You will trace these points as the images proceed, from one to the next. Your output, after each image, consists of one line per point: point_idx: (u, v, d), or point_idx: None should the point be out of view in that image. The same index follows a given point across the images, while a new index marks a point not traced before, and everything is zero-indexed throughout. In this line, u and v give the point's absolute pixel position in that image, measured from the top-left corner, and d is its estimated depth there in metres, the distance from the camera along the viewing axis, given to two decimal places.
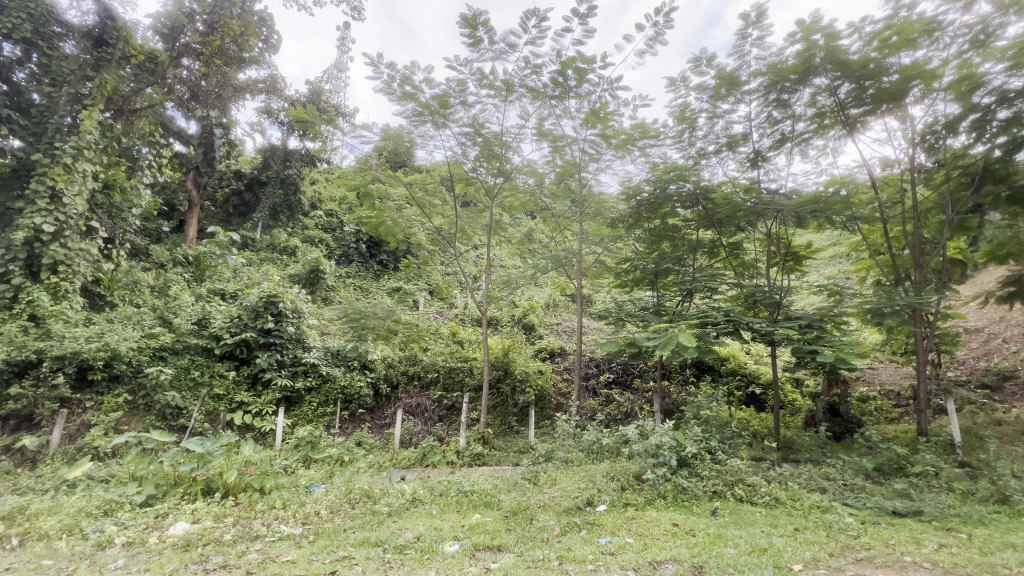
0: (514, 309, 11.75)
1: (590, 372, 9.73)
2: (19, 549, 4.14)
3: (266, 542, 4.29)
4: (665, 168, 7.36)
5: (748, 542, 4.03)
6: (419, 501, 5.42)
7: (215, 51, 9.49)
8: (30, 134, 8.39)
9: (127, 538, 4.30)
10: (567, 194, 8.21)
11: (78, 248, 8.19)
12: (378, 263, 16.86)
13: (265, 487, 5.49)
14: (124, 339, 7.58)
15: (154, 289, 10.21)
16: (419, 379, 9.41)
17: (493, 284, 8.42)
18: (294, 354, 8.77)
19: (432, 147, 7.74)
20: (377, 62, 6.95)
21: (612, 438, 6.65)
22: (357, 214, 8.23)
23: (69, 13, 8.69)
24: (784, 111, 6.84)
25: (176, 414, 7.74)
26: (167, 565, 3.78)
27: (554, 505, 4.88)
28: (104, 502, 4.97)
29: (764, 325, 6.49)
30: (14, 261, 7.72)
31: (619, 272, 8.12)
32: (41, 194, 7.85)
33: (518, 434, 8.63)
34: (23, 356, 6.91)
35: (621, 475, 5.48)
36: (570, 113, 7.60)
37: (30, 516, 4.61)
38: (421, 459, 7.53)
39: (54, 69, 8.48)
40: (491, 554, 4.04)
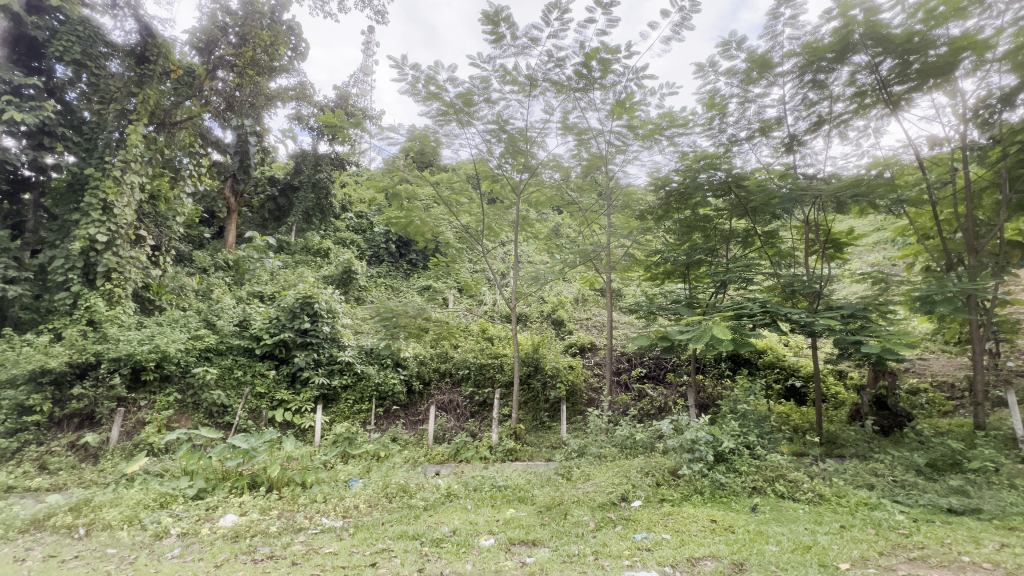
0: (543, 305, 11.71)
1: (622, 366, 9.61)
2: (86, 538, 4.45)
3: (309, 534, 4.45)
4: (695, 156, 7.14)
5: (791, 539, 3.92)
6: (454, 496, 5.51)
7: (247, 61, 9.76)
8: (83, 150, 8.94)
9: (181, 528, 4.54)
10: (594, 186, 8.10)
11: (128, 256, 8.68)
12: (407, 262, 17.23)
13: (306, 481, 5.70)
14: (171, 341, 7.98)
15: (198, 292, 10.70)
16: (451, 376, 9.53)
17: (521, 280, 8.42)
18: (330, 352, 9.00)
19: (457, 145, 7.82)
20: (402, 64, 7.04)
21: (646, 433, 6.57)
22: (385, 215, 8.35)
23: (114, 34, 9.20)
24: (820, 92, 6.56)
25: (221, 412, 8.08)
26: (219, 555, 3.97)
27: (588, 500, 4.88)
28: (159, 494, 5.27)
29: (805, 315, 6.22)
30: (73, 270, 8.25)
31: (648, 264, 7.99)
32: (94, 206, 8.35)
33: (550, 430, 8.65)
34: (84, 359, 7.41)
35: (656, 471, 5.40)
36: (596, 105, 7.52)
37: (95, 507, 4.95)
38: (455, 455, 7.63)
39: (102, 87, 9.00)
40: (526, 548, 4.07)
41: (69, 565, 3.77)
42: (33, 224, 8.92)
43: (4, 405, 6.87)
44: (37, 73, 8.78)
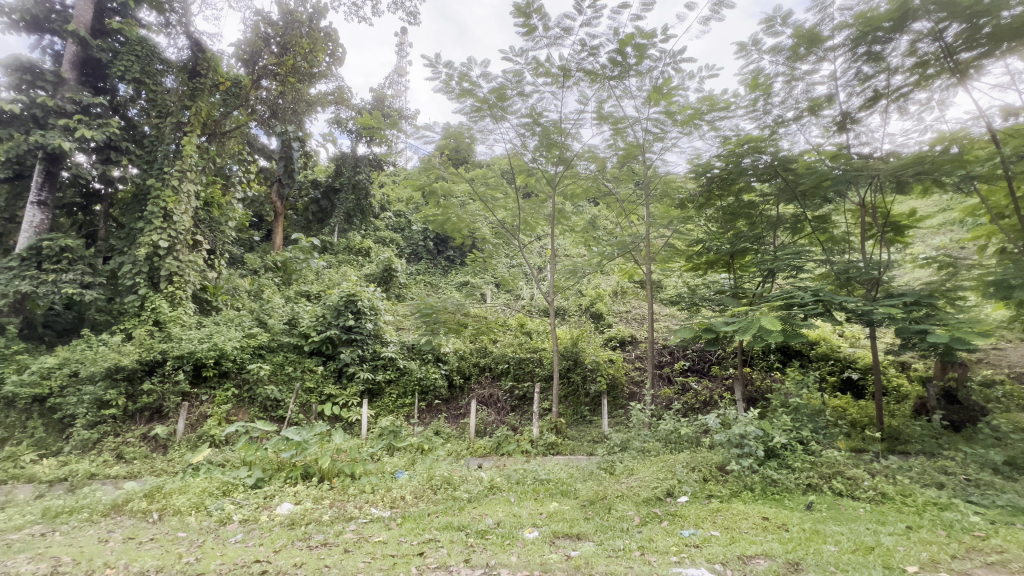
0: (582, 298, 11.59)
1: (664, 360, 9.42)
2: (159, 522, 4.81)
3: (360, 523, 4.62)
4: (738, 139, 6.83)
5: (851, 539, 3.72)
6: (497, 488, 5.57)
7: (289, 70, 10.28)
8: (144, 162, 9.56)
9: (242, 515, 4.82)
10: (631, 176, 7.92)
11: (187, 260, 9.26)
12: (445, 259, 17.98)
13: (355, 472, 5.92)
14: (228, 340, 8.46)
15: (250, 293, 11.27)
16: (491, 370, 9.63)
17: (558, 274, 8.37)
18: (373, 348, 9.27)
19: (492, 140, 7.84)
20: (435, 62, 7.12)
21: (691, 427, 6.42)
22: (423, 213, 8.47)
23: (168, 51, 9.80)
24: (876, 64, 6.13)
25: (275, 406, 8.46)
26: (277, 541, 4.19)
27: (633, 495, 4.82)
28: (222, 483, 5.62)
29: (862, 303, 5.84)
30: (139, 274, 8.87)
31: (690, 254, 7.76)
32: (156, 215, 8.94)
33: (591, 424, 8.59)
34: (151, 357, 7.97)
35: (703, 467, 5.26)
36: (631, 92, 7.36)
37: (165, 494, 5.33)
38: (496, 448, 7.71)
39: (160, 103, 9.60)
40: (570, 542, 4.06)
41: (145, 547, 4.08)
42: (104, 233, 9.67)
43: (86, 399, 7.44)
44: (103, 93, 9.54)
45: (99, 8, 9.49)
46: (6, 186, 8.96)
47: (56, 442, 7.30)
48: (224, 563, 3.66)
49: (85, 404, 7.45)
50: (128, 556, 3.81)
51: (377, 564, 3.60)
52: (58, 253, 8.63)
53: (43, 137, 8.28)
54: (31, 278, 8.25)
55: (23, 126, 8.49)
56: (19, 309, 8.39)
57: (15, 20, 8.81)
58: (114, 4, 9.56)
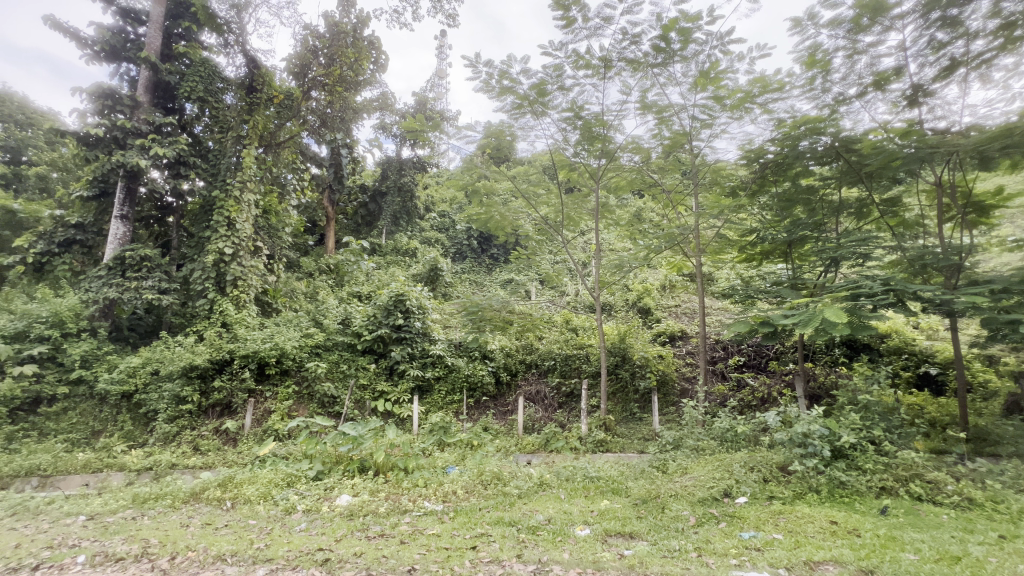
0: (628, 293, 11.37)
1: (717, 355, 9.11)
2: (233, 509, 5.18)
3: (414, 516, 4.75)
4: (795, 121, 6.43)
5: (932, 548, 3.44)
6: (547, 484, 5.58)
7: (336, 79, 10.81)
8: (209, 174, 10.26)
9: (306, 505, 5.09)
10: (677, 166, 7.72)
11: (249, 265, 9.87)
12: (489, 257, 18.46)
13: (408, 466, 6.12)
14: (288, 339, 8.98)
15: (307, 294, 11.86)
16: (537, 367, 9.64)
17: (604, 268, 8.24)
18: (422, 346, 9.52)
19: (533, 137, 7.83)
20: (476, 62, 7.18)
21: (748, 425, 6.15)
22: (467, 213, 8.56)
23: (228, 70, 10.47)
24: (952, 30, 5.60)
25: (332, 402, 8.84)
26: (338, 530, 4.40)
27: (687, 494, 4.68)
28: (287, 474, 5.97)
29: (941, 292, 5.34)
30: (209, 280, 9.54)
31: (743, 245, 7.42)
32: (221, 223, 9.57)
33: (641, 422, 8.41)
34: (221, 356, 8.56)
35: (762, 466, 5.02)
36: (676, 79, 7.15)
37: (237, 483, 5.73)
38: (545, 445, 7.71)
39: (222, 119, 10.28)
40: (623, 541, 4.00)
41: (221, 532, 4.40)
42: (177, 242, 10.48)
43: (166, 395, 8.10)
44: (173, 112, 10.34)
45: (167, 34, 10.28)
46: (94, 203, 9.90)
47: (142, 434, 8.00)
48: (291, 549, 3.87)
49: (165, 400, 8.10)
50: (206, 540, 4.13)
51: (431, 556, 3.70)
52: (139, 262, 9.44)
53: (123, 156, 9.06)
54: (116, 285, 9.07)
55: (106, 148, 9.34)
56: (108, 313, 9.25)
57: (97, 51, 9.70)
58: (179, 30, 10.32)
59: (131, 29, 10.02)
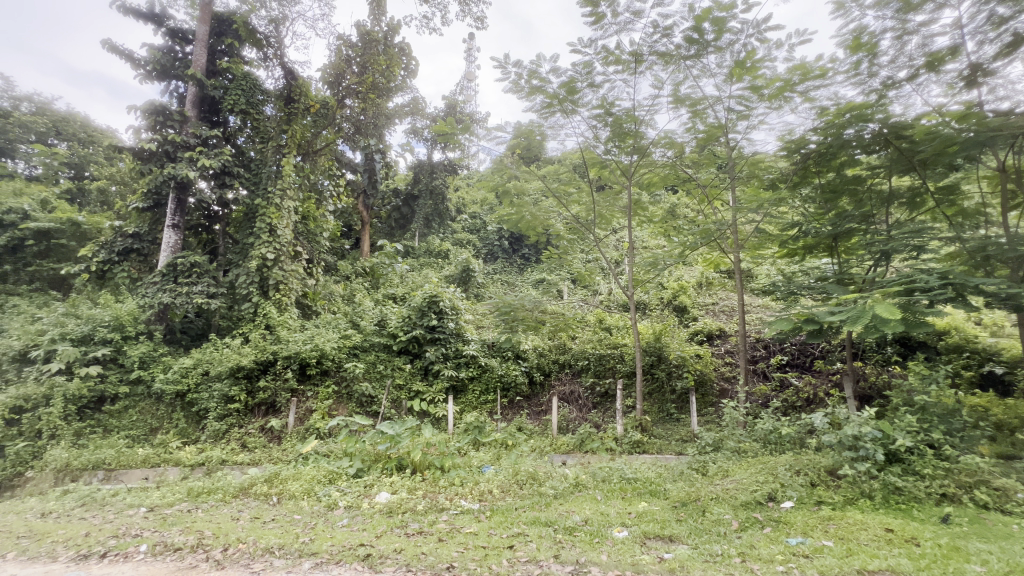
0: (663, 291, 11.15)
1: (757, 354, 8.84)
2: (280, 503, 5.40)
3: (451, 514, 4.82)
4: (839, 109, 6.11)
5: (1001, 559, 3.21)
6: (582, 485, 5.53)
7: (369, 87, 11.23)
8: (251, 183, 10.72)
9: (347, 502, 5.24)
10: (712, 160, 7.52)
11: (290, 269, 10.26)
12: (521, 257, 18.44)
13: (445, 465, 6.21)
14: (327, 340, 9.29)
15: (345, 297, 12.22)
16: (571, 367, 9.59)
17: (638, 267, 8.11)
18: (456, 347, 9.63)
19: (563, 135, 7.77)
20: (505, 63, 7.21)
21: (793, 427, 5.92)
22: (498, 214, 8.60)
23: (268, 83, 10.92)
24: (1015, 4, 5.17)
25: (369, 401, 9.06)
26: (379, 527, 4.50)
27: (730, 498, 4.55)
28: (329, 472, 6.16)
29: (1005, 285, 5.03)
30: (253, 284, 9.98)
31: (784, 239, 7.12)
32: (263, 230, 9.98)
33: (679, 423, 8.23)
34: (265, 357, 8.93)
35: (809, 470, 4.81)
36: (711, 71, 6.97)
37: (282, 479, 5.97)
38: (580, 446, 7.64)
39: (263, 130, 10.74)
40: (662, 544, 3.92)
41: (269, 526, 4.59)
42: (223, 248, 11.00)
43: (216, 395, 8.51)
44: (217, 125, 10.86)
45: (212, 52, 10.81)
46: (149, 213, 10.52)
47: (195, 431, 8.43)
48: (334, 544, 3.99)
49: (215, 399, 8.52)
50: (255, 533, 4.31)
51: (469, 554, 3.74)
52: (189, 269, 9.97)
53: (174, 168, 9.58)
54: (170, 290, 9.61)
55: (159, 161, 9.90)
56: (162, 317, 9.81)
57: (149, 71, 10.32)
58: (223, 47, 10.84)
59: (179, 48, 10.60)
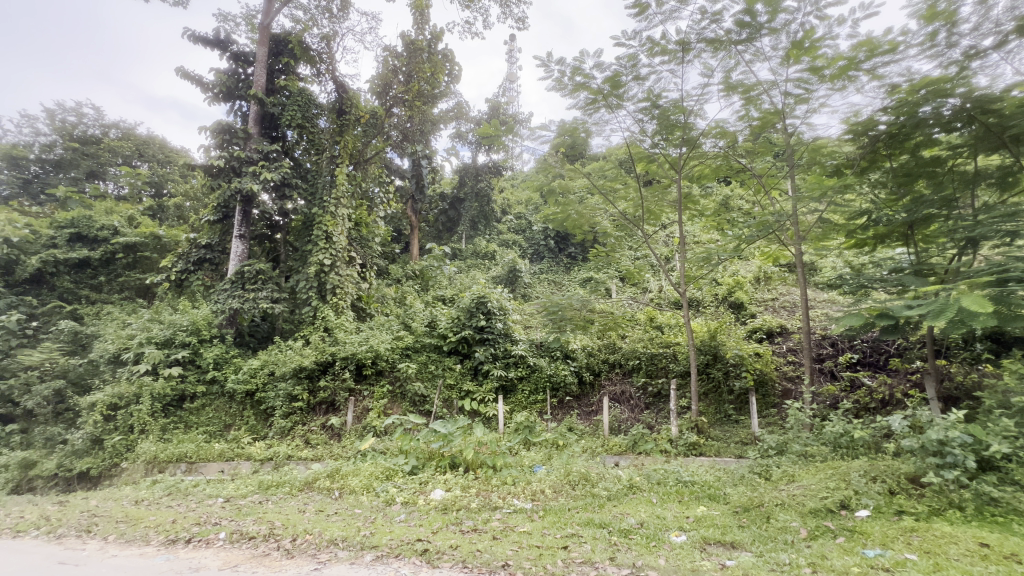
0: (717, 287, 10.73)
1: (824, 352, 8.32)
2: (342, 497, 5.68)
3: (504, 513, 4.86)
4: (912, 86, 5.53)
5: None
6: (637, 488, 5.41)
7: (415, 94, 11.59)
8: (307, 193, 11.29)
9: (404, 498, 5.41)
10: (768, 148, 7.14)
11: (345, 273, 10.72)
12: (568, 256, 17.87)
13: (496, 464, 6.28)
14: (381, 342, 9.65)
15: (397, 299, 12.63)
16: (621, 366, 9.41)
17: (689, 263, 7.85)
18: (504, 347, 9.71)
19: (609, 131, 7.64)
20: (548, 61, 7.17)
21: (867, 430, 5.50)
22: (543, 213, 8.58)
23: (321, 97, 11.49)
24: None
25: (422, 400, 9.30)
26: (434, 523, 4.61)
27: (797, 504, 4.31)
28: (386, 469, 6.37)
29: None
30: (312, 289, 10.51)
31: (851, 228, 6.51)
32: (320, 237, 10.49)
33: (737, 424, 7.86)
34: (325, 358, 9.38)
35: (888, 477, 4.47)
36: (765, 54, 6.64)
37: (343, 475, 6.26)
38: (633, 447, 7.48)
39: (318, 142, 11.34)
40: (724, 550, 3.77)
41: (332, 519, 4.82)
42: (284, 256, 11.66)
43: (281, 393, 9.05)
44: (276, 140, 11.52)
45: (270, 71, 11.50)
46: (219, 226, 11.33)
47: (263, 428, 8.99)
48: (393, 538, 4.13)
49: (281, 398, 9.05)
50: (320, 525, 4.54)
51: (524, 553, 3.75)
52: (255, 275, 10.65)
53: (240, 182, 10.24)
54: (238, 296, 10.31)
55: (227, 176, 10.64)
56: (233, 321, 10.53)
57: (216, 93, 11.11)
58: (280, 66, 11.51)
59: (242, 70, 11.36)
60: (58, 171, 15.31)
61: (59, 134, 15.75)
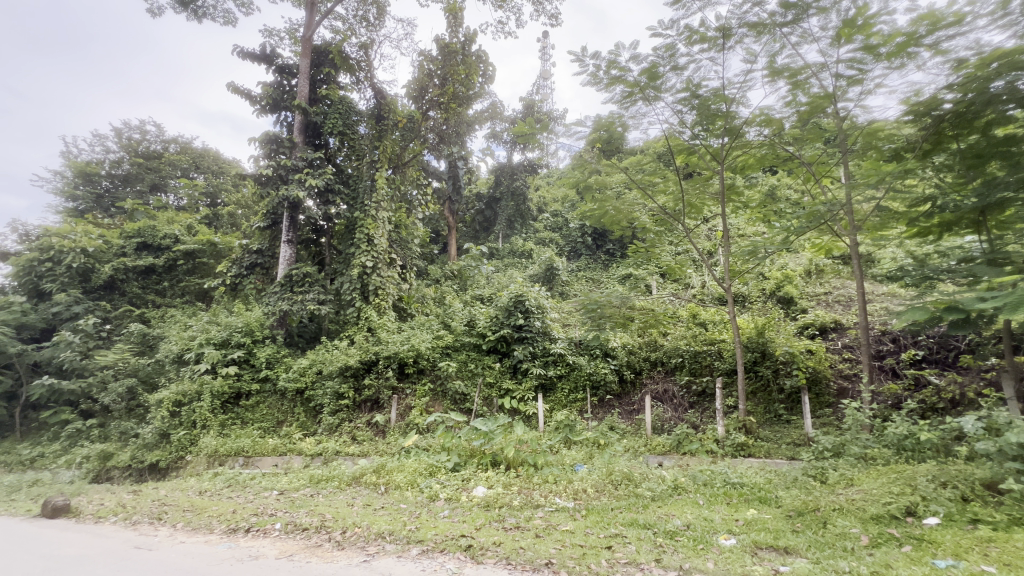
0: (764, 282, 10.32)
1: (884, 349, 7.83)
2: (388, 492, 5.85)
3: (547, 511, 4.86)
4: (982, 58, 5.06)
5: None
6: (682, 489, 5.28)
7: (450, 96, 11.76)
8: (349, 198, 11.67)
9: (447, 494, 5.51)
10: (818, 134, 6.76)
11: (386, 275, 11.03)
12: (606, 253, 17.33)
13: (537, 462, 6.29)
14: (422, 341, 9.86)
15: (436, 299, 12.86)
16: (663, 365, 9.20)
17: (734, 256, 7.58)
18: (543, 345, 9.69)
19: (646, 124, 7.47)
20: (582, 56, 7.09)
21: (935, 432, 5.12)
22: (580, 210, 8.48)
23: (360, 104, 11.88)
24: None
25: (462, 399, 9.42)
26: (477, 519, 4.68)
27: (857, 510, 4.08)
28: (429, 465, 6.49)
29: None
30: (355, 290, 10.86)
31: (913, 216, 6.03)
32: (362, 240, 10.83)
33: (789, 424, 7.52)
34: (369, 357, 9.68)
35: (960, 482, 4.15)
36: (813, 34, 6.29)
37: (388, 470, 6.44)
38: (677, 446, 7.31)
39: (358, 148, 11.74)
40: (776, 555, 3.62)
41: (379, 513, 4.98)
42: (329, 259, 12.09)
43: (329, 391, 9.42)
44: (320, 148, 11.96)
45: (313, 81, 11.95)
46: (268, 232, 11.89)
47: (313, 424, 9.37)
48: (438, 533, 4.22)
49: (329, 395, 9.42)
50: (368, 518, 4.70)
51: (567, 551, 3.73)
52: (302, 278, 11.12)
53: (287, 189, 10.68)
54: (287, 298, 10.80)
55: (274, 184, 11.13)
56: (283, 323, 11.04)
57: (263, 105, 11.66)
58: (322, 76, 11.95)
59: (287, 81, 11.87)
60: (126, 185, 16.54)
61: (126, 151, 17.00)
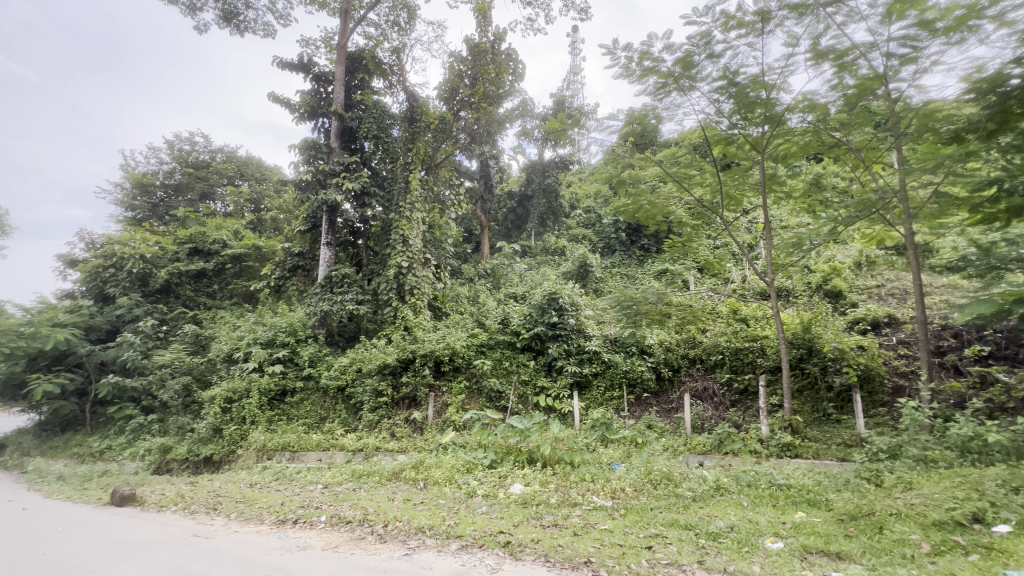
0: (810, 275, 9.89)
1: (944, 344, 7.34)
2: (426, 488, 5.97)
3: (584, 509, 4.83)
4: None
5: None
6: (724, 490, 5.11)
7: (481, 96, 11.90)
8: (384, 200, 11.93)
9: (485, 491, 5.55)
10: (867, 119, 6.40)
11: (422, 274, 11.24)
12: (640, 248, 17.16)
13: (574, 461, 6.26)
14: (457, 339, 9.98)
15: (470, 297, 13.00)
16: (702, 362, 8.96)
17: (777, 249, 7.29)
18: (578, 343, 9.63)
19: (681, 116, 7.26)
20: (613, 48, 6.95)
21: (1005, 433, 4.79)
22: (614, 205, 8.35)
23: (394, 107, 12.14)
24: None
25: (498, 396, 9.47)
26: (515, 516, 4.70)
27: (917, 515, 3.86)
28: (465, 461, 6.57)
29: None
30: (392, 290, 11.10)
31: (977, 202, 5.51)
32: (397, 241, 11.07)
33: (839, 424, 7.17)
34: (406, 355, 9.90)
35: None
36: (860, 13, 5.92)
37: (426, 467, 6.56)
38: (719, 446, 7.09)
39: (392, 150, 12.00)
40: (828, 561, 3.46)
41: (418, 508, 5.08)
42: (366, 260, 12.41)
43: (368, 388, 9.68)
44: (355, 152, 12.27)
45: (348, 88, 12.29)
46: (309, 235, 12.31)
47: (354, 420, 9.65)
48: (476, 529, 4.27)
49: (368, 392, 9.68)
50: (408, 513, 4.80)
51: (607, 551, 3.70)
52: (342, 279, 11.47)
53: (325, 193, 11.03)
54: (327, 299, 11.16)
55: (314, 189, 11.51)
56: (324, 322, 11.42)
57: (302, 113, 12.08)
58: (356, 82, 12.26)
59: (324, 89, 12.25)
60: (178, 194, 17.50)
61: (177, 161, 17.97)
